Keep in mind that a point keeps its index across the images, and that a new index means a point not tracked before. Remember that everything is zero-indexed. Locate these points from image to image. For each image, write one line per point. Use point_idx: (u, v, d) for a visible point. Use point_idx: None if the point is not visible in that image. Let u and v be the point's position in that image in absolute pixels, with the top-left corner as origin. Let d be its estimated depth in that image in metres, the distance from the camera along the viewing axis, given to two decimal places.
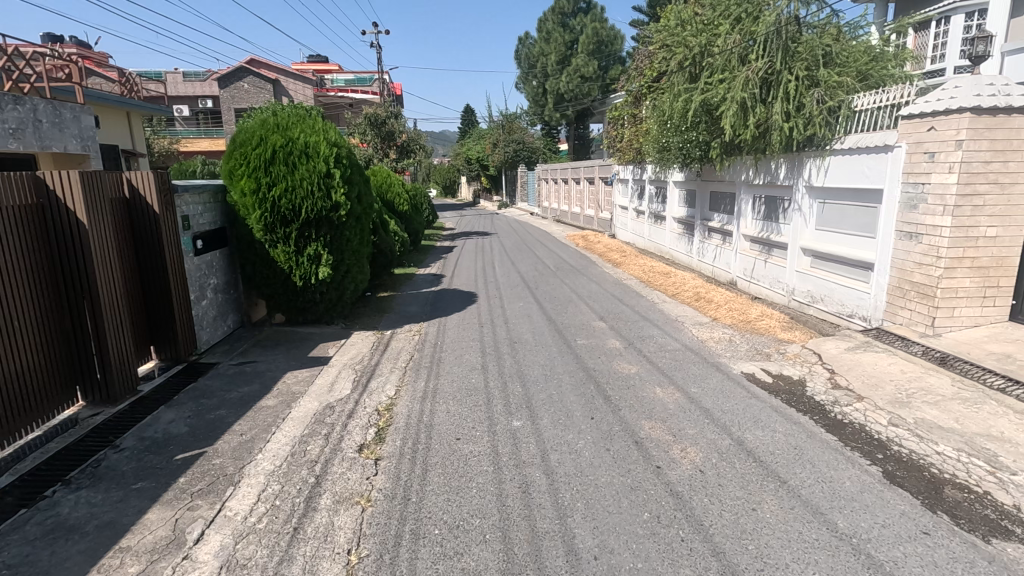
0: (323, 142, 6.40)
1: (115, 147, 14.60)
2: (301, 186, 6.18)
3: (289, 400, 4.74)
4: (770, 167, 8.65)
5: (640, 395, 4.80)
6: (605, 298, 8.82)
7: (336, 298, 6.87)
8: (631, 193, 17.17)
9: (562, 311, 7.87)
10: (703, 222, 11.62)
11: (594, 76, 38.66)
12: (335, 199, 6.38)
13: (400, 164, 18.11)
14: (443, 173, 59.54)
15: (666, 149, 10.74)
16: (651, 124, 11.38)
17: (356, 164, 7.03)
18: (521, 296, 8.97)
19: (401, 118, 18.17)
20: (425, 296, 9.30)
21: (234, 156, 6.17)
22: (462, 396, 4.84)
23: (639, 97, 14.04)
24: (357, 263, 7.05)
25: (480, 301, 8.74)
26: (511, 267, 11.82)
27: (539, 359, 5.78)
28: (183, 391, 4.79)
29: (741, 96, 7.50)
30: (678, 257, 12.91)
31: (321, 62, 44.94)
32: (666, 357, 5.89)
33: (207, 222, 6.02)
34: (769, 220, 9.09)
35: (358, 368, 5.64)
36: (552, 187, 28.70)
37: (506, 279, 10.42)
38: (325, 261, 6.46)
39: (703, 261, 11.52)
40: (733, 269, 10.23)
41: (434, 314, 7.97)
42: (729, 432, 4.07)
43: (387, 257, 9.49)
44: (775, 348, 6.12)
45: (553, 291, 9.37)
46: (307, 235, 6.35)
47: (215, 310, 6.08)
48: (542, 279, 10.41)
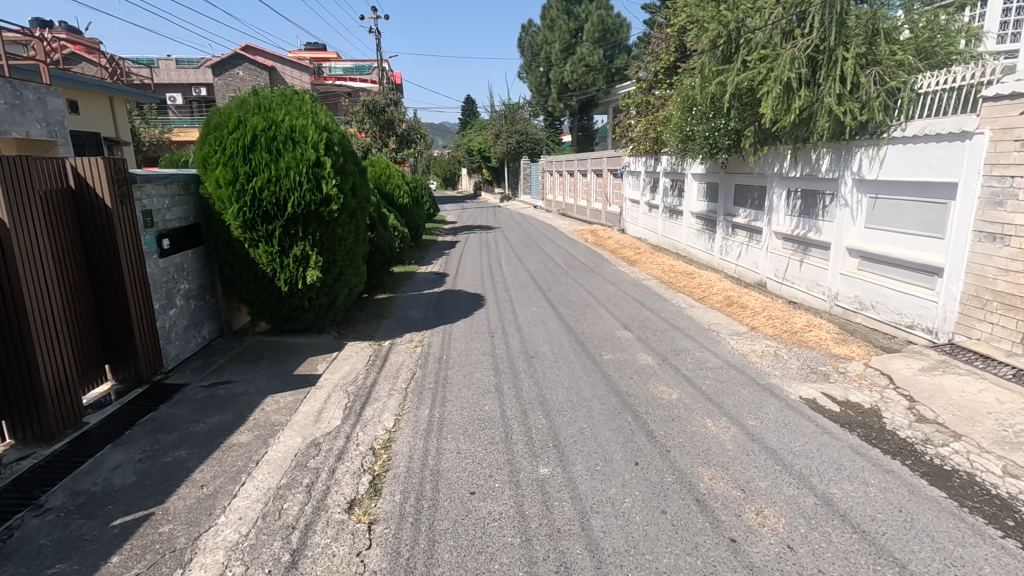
0: (312, 126, 5.55)
1: (97, 135, 13.76)
2: (286, 176, 5.33)
3: (267, 435, 3.93)
4: (810, 158, 7.81)
5: (688, 430, 4.00)
6: (627, 302, 7.99)
7: (328, 304, 6.03)
8: (643, 186, 16.31)
9: (581, 318, 7.06)
10: (726, 217, 10.79)
11: (599, 65, 37.67)
12: (325, 191, 5.54)
13: (400, 155, 17.23)
14: (443, 165, 58.52)
15: (689, 139, 9.89)
16: (673, 111, 10.52)
17: (351, 152, 6.18)
18: (533, 299, 8.15)
19: (401, 106, 17.28)
20: (428, 299, 8.48)
21: (208, 141, 5.33)
22: (475, 431, 4.03)
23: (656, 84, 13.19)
24: (352, 264, 6.20)
25: (489, 305, 7.93)
26: (519, 266, 10.98)
27: (562, 378, 4.96)
28: (138, 422, 3.96)
29: (787, 75, 6.69)
30: (697, 255, 12.08)
31: (320, 49, 43.89)
32: (709, 376, 5.07)
33: (176, 218, 5.16)
34: (806, 216, 8.26)
35: (352, 390, 4.82)
36: (556, 180, 27.82)
37: (516, 279, 9.59)
38: (314, 263, 5.62)
39: (726, 260, 10.70)
40: (762, 269, 9.41)
41: (439, 320, 7.16)
42: (810, 485, 3.27)
43: (385, 255, 8.66)
44: (832, 366, 5.31)
45: (568, 293, 8.55)
46: (293, 233, 5.50)
47: (186, 320, 5.25)
48: (554, 280, 9.57)
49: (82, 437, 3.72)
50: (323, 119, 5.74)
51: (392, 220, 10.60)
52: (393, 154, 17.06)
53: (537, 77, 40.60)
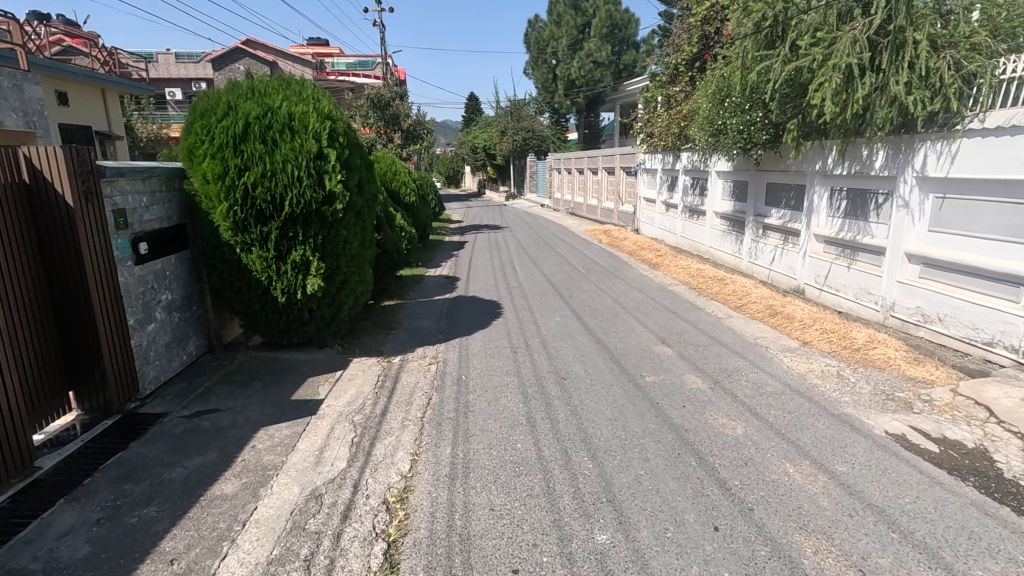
0: (314, 113, 4.86)
1: (88, 129, 13.07)
2: (284, 171, 4.63)
3: (257, 484, 3.23)
4: (861, 155, 7.12)
5: (768, 479, 3.29)
6: (658, 311, 7.29)
7: (330, 315, 5.32)
8: (660, 185, 15.59)
9: (612, 329, 6.36)
10: (756, 218, 10.09)
11: (607, 61, 36.97)
12: (329, 188, 4.84)
13: (405, 151, 16.53)
14: (446, 163, 57.78)
15: (720, 133, 9.19)
16: (702, 104, 9.81)
17: (356, 143, 5.47)
18: (555, 307, 7.44)
19: (407, 100, 16.58)
20: (438, 306, 7.77)
21: (193, 130, 4.63)
22: (510, 479, 3.33)
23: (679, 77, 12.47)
24: (358, 270, 5.50)
25: (507, 313, 7.22)
26: (535, 270, 10.26)
27: (603, 407, 4.26)
28: (100, 467, 3.26)
29: (848, 61, 6.01)
30: (722, 258, 11.38)
31: (323, 44, 43.15)
32: (772, 405, 4.36)
33: (156, 218, 4.46)
34: (853, 217, 7.54)
35: (358, 420, 4.12)
36: (564, 178, 27.09)
37: (533, 285, 8.88)
38: (315, 270, 4.92)
39: (756, 264, 10.00)
40: (800, 274, 8.71)
41: (454, 331, 6.46)
42: (945, 565, 2.56)
43: (392, 258, 7.95)
44: (912, 391, 4.61)
45: (592, 301, 7.84)
46: (291, 235, 4.80)
47: (167, 336, 4.55)
48: (574, 286, 8.85)
49: (29, 488, 3.02)
50: (325, 105, 5.04)
51: (398, 219, 9.89)
52: (399, 151, 16.36)
53: (543, 73, 39.83)
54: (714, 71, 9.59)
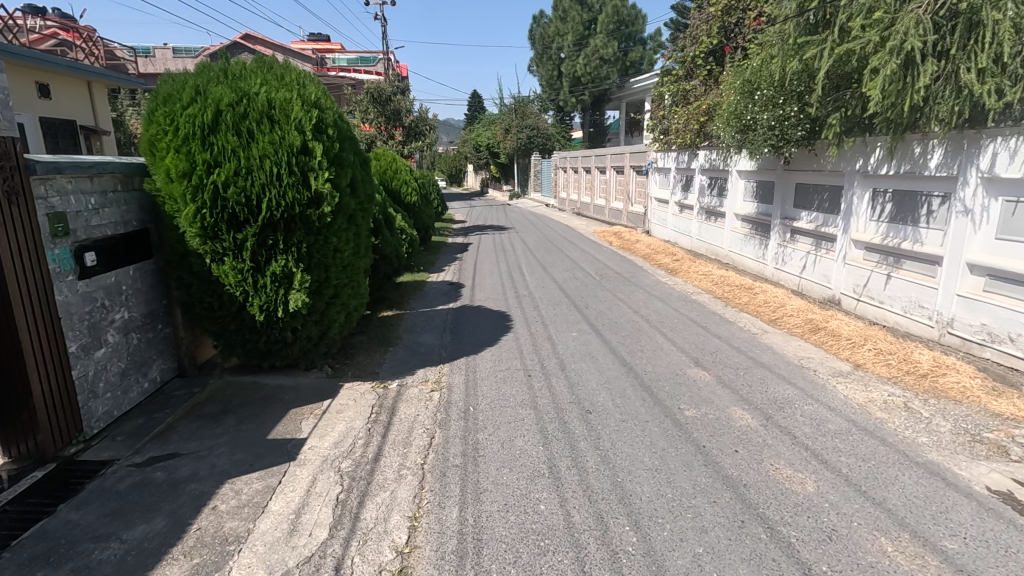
0: (298, 101, 4.15)
1: (72, 123, 12.42)
2: (262, 168, 3.94)
3: (211, 567, 2.52)
4: (912, 152, 6.40)
5: (864, 562, 2.58)
6: (685, 325, 6.57)
7: (318, 335, 4.61)
8: (673, 185, 14.87)
9: (637, 348, 5.64)
10: (784, 221, 9.37)
11: (613, 58, 36.25)
12: (315, 188, 4.13)
13: (407, 148, 15.83)
14: (449, 161, 57.07)
15: (748, 130, 8.46)
16: (728, 98, 9.10)
17: (349, 137, 4.78)
18: (571, 319, 6.73)
19: (409, 95, 15.87)
20: (442, 317, 7.06)
21: (155, 119, 3.92)
22: (534, 560, 2.61)
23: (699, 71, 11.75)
24: (352, 282, 4.80)
25: (518, 326, 6.51)
26: (545, 276, 9.56)
27: (640, 453, 3.54)
28: (11, 545, 2.55)
29: (914, 42, 5.31)
30: (744, 263, 10.65)
31: (324, 40, 42.40)
32: (841, 449, 3.65)
33: (108, 222, 3.76)
34: (899, 222, 6.83)
35: (346, 469, 3.41)
36: (569, 177, 26.37)
37: (544, 293, 8.16)
38: (300, 284, 4.22)
39: (784, 271, 9.28)
40: (835, 283, 7.98)
41: (459, 349, 5.75)
42: None
43: (392, 264, 7.27)
44: (1003, 432, 3.89)
45: (611, 312, 7.13)
46: (271, 243, 4.09)
47: (122, 362, 3.85)
48: (589, 295, 8.15)
49: None
50: (312, 92, 4.34)
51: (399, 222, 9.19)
52: (400, 148, 15.65)
53: (548, 70, 39.09)
54: (745, 63, 8.92)
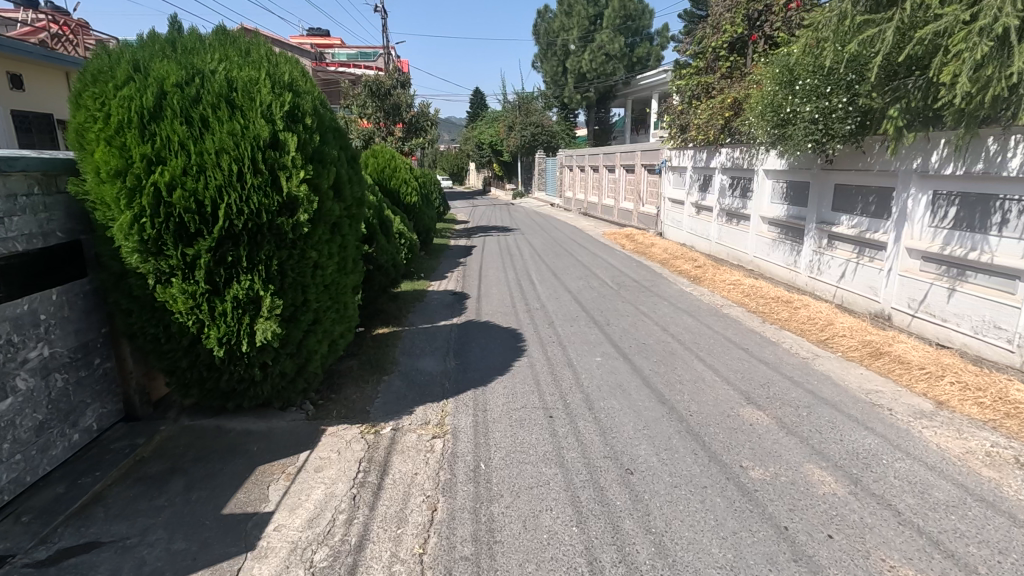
0: (267, 82, 3.33)
1: (48, 115, 11.57)
2: (219, 166, 3.12)
3: None
4: (987, 149, 5.55)
5: None
6: (724, 347, 5.72)
7: (294, 370, 3.77)
8: (689, 184, 14.00)
9: (674, 379, 4.80)
10: (820, 225, 8.51)
11: (620, 54, 35.39)
12: (288, 191, 3.32)
13: (407, 145, 14.93)
14: (450, 159, 56.14)
15: (785, 125, 7.59)
16: (761, 90, 8.23)
17: (333, 129, 3.95)
18: (592, 340, 5.88)
19: (410, 89, 15.00)
20: (444, 335, 6.22)
21: (82, 103, 3.07)
22: None
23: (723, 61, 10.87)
24: (337, 304, 3.97)
25: (531, 348, 5.67)
26: (559, 285, 8.71)
27: (705, 541, 2.70)
28: None
29: (1012, 21, 4.46)
30: (773, 270, 9.80)
31: (324, 35, 41.40)
32: (964, 534, 2.80)
33: (18, 235, 2.89)
34: (965, 228, 5.98)
35: (320, 566, 2.57)
36: (575, 176, 25.50)
37: (559, 306, 7.31)
38: (269, 311, 3.39)
39: (821, 281, 8.42)
40: (882, 296, 7.12)
41: (465, 378, 4.91)
42: None
43: (388, 274, 6.42)
44: None
45: (636, 330, 6.28)
46: (232, 260, 3.25)
47: (38, 414, 3.00)
48: (608, 308, 7.30)
49: None
50: (286, 72, 3.52)
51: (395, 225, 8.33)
52: (400, 145, 14.78)
53: (553, 66, 38.15)
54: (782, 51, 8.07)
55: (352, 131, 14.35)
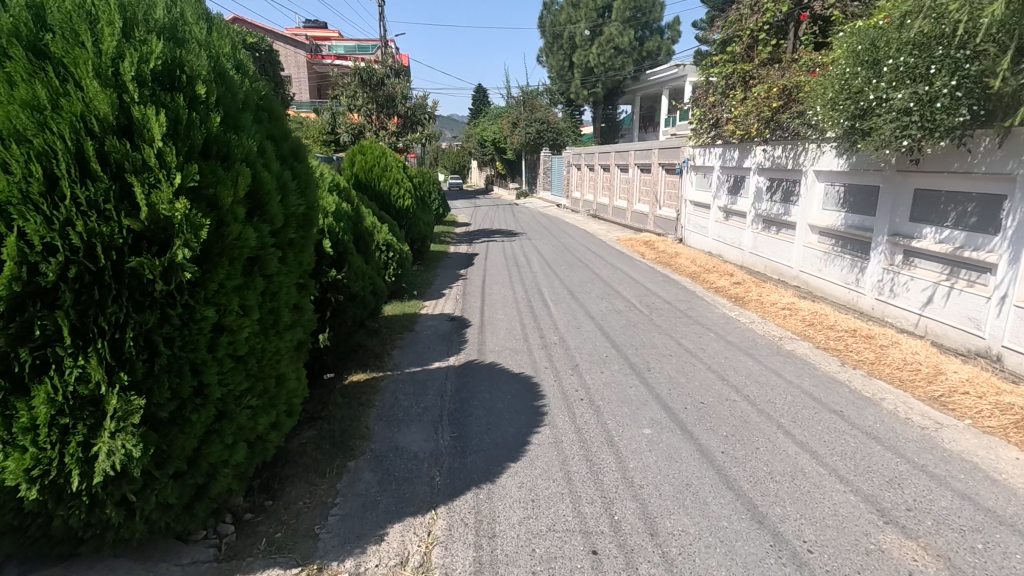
0: (111, 21, 1.92)
1: None
2: (6, 164, 1.69)
3: None
4: None
5: None
6: (812, 412, 4.25)
7: (183, 499, 2.30)
8: (716, 186, 12.56)
9: (763, 473, 3.35)
10: (894, 238, 7.04)
11: (630, 48, 34.06)
12: (150, 211, 1.90)
13: (402, 141, 13.36)
14: (451, 156, 54.72)
15: (865, 116, 6.08)
16: (827, 73, 6.71)
17: (254, 108, 2.53)
18: (633, 400, 4.40)
19: (405, 79, 13.51)
20: (437, 386, 4.75)
21: None
22: None
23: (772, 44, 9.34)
24: (260, 384, 2.51)
25: (553, 411, 4.21)
26: (579, 308, 7.25)
27: None
28: None
29: None
30: (829, 288, 8.34)
31: (322, 26, 39.78)
32: None
33: None
34: None
35: None
36: (582, 174, 24.12)
37: (581, 341, 5.84)
38: (124, 417, 1.94)
39: (895, 306, 6.95)
40: (987, 330, 5.64)
41: (463, 468, 3.45)
42: None
43: (363, 305, 4.94)
44: None
45: (688, 380, 4.81)
46: (45, 334, 1.80)
47: None
48: (641, 344, 5.82)
49: None
50: (157, 9, 2.11)
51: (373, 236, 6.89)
52: (395, 140, 13.24)
53: (558, 60, 36.61)
54: (857, 24, 6.56)
55: (340, 124, 12.85)
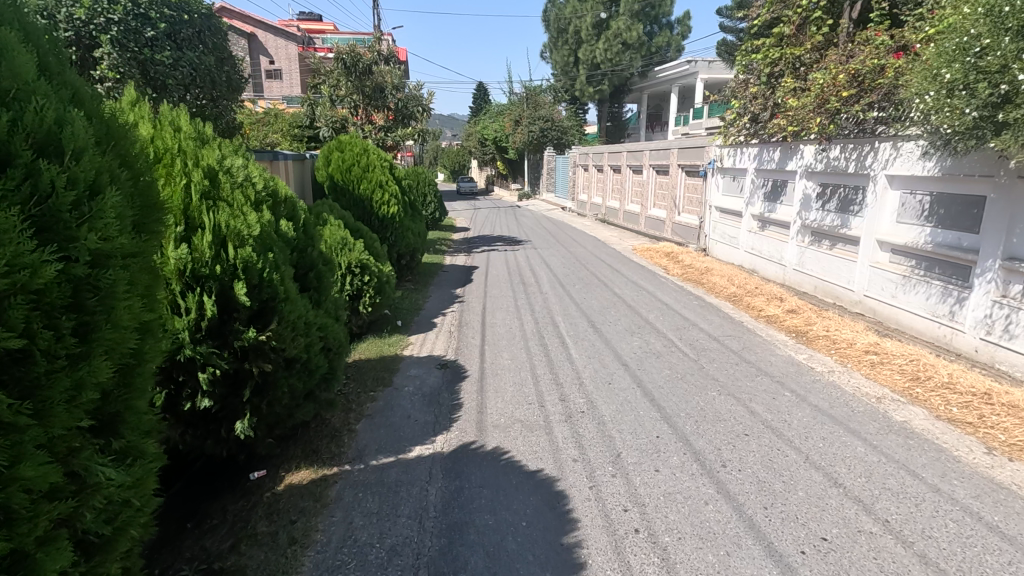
0: None
1: None
2: None
3: None
4: None
5: None
6: (1006, 562, 2.67)
7: None
8: (750, 191, 11.02)
9: None
10: (1009, 263, 5.48)
11: (637, 43, 32.58)
12: None
13: (392, 137, 11.77)
14: (451, 156, 53.22)
15: (1004, 104, 4.49)
16: (940, 48, 5.08)
17: None
18: (718, 536, 2.81)
19: (396, 66, 11.90)
20: (415, 498, 3.16)
21: None
22: None
23: (854, 40, 7.71)
24: None
25: (597, 564, 2.62)
26: (605, 350, 5.67)
27: None
28: None
29: None
30: (908, 321, 6.79)
31: (316, 19, 38.16)
32: None
33: None
34: None
35: None
36: (589, 176, 22.57)
37: (617, 410, 4.26)
38: None
39: (1012, 351, 5.37)
40: None
41: None
42: None
43: (308, 370, 3.34)
44: None
45: (788, 490, 3.23)
46: None
47: None
48: (699, 415, 4.23)
49: None
50: None
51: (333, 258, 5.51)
52: (383, 137, 11.62)
53: (563, 55, 34.95)
54: None
55: (320, 115, 11.26)
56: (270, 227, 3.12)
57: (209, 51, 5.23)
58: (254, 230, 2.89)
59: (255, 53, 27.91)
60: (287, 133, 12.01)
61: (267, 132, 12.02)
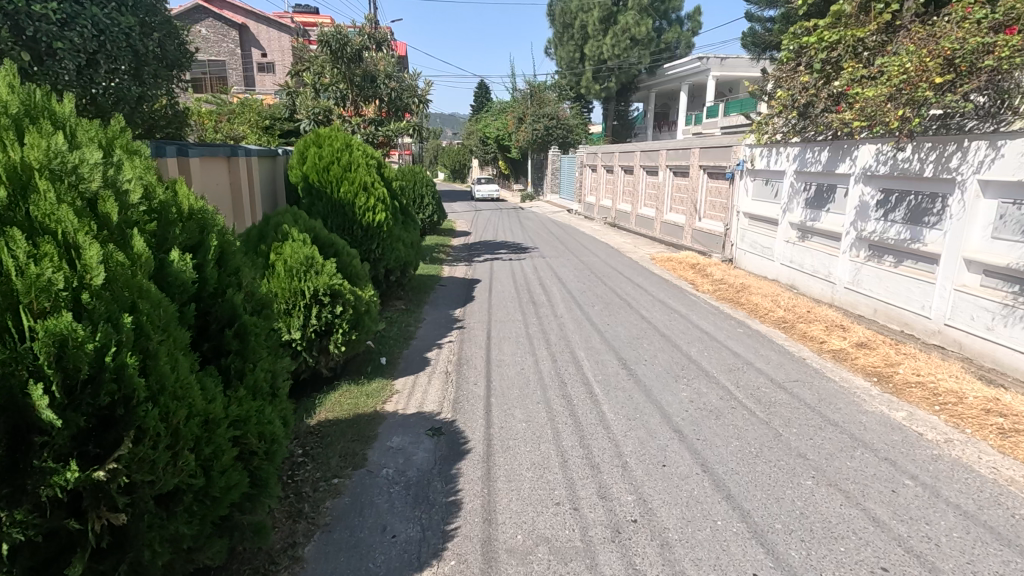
0: None
1: None
2: None
3: None
4: None
5: None
6: None
7: None
8: (789, 196, 9.73)
9: None
10: None
11: (646, 39, 31.36)
12: None
13: (383, 131, 10.33)
14: (451, 155, 51.90)
15: None
16: None
17: None
18: None
19: (389, 53, 10.57)
20: None
21: None
22: None
23: (937, 18, 6.45)
24: None
25: None
26: (646, 406, 4.38)
27: None
28: None
29: None
30: (1012, 360, 5.50)
31: (311, 11, 36.84)
32: None
33: None
34: None
35: None
36: (598, 177, 21.28)
37: (684, 519, 2.95)
38: None
39: None
40: None
41: None
42: None
43: (210, 497, 2.03)
44: None
45: None
46: None
47: None
48: (803, 527, 2.92)
49: None
50: None
51: (289, 288, 4.26)
52: (373, 131, 10.24)
53: (568, 51, 33.66)
54: None
55: (300, 105, 9.85)
56: (132, 268, 1.84)
57: (124, 9, 4.00)
58: (84, 269, 1.69)
59: (245, 45, 26.73)
60: (256, 126, 10.60)
61: (230, 123, 10.40)
